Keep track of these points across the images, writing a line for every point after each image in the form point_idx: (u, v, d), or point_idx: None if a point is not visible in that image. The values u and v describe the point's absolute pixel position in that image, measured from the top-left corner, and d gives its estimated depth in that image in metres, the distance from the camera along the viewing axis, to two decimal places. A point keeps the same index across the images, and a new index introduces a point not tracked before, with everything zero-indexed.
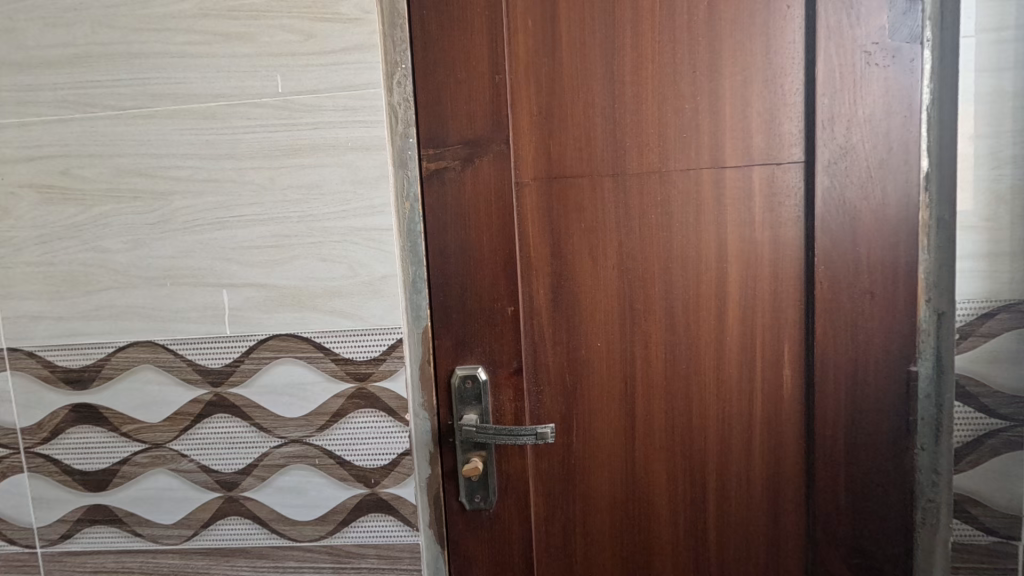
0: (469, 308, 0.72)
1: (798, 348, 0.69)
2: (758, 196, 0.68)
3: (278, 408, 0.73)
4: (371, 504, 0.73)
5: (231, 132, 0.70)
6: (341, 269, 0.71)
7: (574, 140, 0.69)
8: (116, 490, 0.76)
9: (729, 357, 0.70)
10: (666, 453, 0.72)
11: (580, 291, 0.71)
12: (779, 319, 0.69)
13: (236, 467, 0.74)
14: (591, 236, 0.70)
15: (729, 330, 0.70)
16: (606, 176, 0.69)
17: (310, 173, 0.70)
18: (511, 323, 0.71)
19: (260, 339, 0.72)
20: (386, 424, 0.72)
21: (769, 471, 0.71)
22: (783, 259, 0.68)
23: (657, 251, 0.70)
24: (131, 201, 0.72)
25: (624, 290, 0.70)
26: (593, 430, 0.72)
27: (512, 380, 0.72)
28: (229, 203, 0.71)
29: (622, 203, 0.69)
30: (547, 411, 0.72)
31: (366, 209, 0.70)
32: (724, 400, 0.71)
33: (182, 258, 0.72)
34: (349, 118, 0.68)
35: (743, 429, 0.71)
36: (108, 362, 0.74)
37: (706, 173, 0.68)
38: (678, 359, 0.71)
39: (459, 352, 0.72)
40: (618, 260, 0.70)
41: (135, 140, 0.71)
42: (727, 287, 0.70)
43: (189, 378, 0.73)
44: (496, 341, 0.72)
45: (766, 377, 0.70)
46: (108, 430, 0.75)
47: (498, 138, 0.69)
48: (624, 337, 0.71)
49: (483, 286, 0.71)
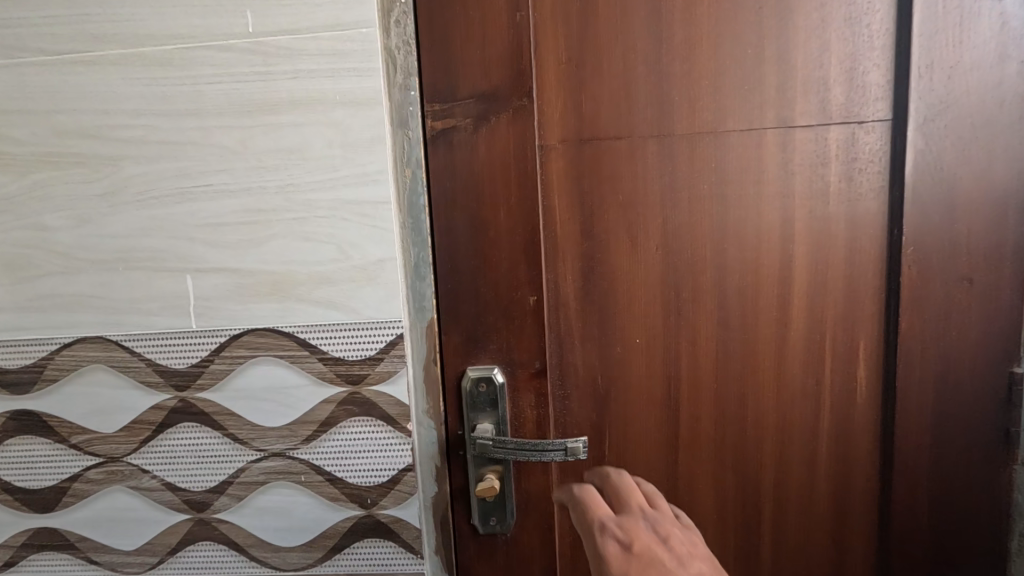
0: (482, 298, 0.60)
1: (877, 345, 0.58)
2: (834, 163, 0.56)
3: (255, 417, 0.61)
4: (366, 528, 0.62)
5: (192, 83, 0.57)
6: (328, 251, 0.59)
7: (611, 94, 0.57)
8: (66, 511, 0.64)
9: (792, 355, 0.59)
10: (714, 469, 0.61)
11: (615, 277, 0.59)
12: (855, 310, 0.58)
13: (207, 485, 0.63)
14: (630, 211, 0.58)
15: (794, 324, 0.58)
16: (650, 137, 0.57)
17: (290, 133, 0.58)
18: (532, 316, 0.60)
19: (232, 335, 0.61)
20: (384, 435, 0.61)
21: (836, 489, 0.60)
22: (863, 239, 0.57)
23: (710, 229, 0.58)
24: (72, 168, 0.59)
25: (668, 276, 0.59)
26: (628, 441, 0.61)
27: (534, 383, 0.61)
28: (191, 170, 0.59)
29: (668, 172, 0.57)
30: (574, 419, 0.61)
31: (358, 178, 0.58)
32: (785, 406, 0.60)
33: (137, 237, 0.60)
34: (337, 65, 0.56)
35: (807, 441, 0.60)
36: (52, 362, 0.62)
37: (770, 134, 0.56)
38: (732, 358, 0.59)
39: (471, 350, 0.61)
40: (661, 239, 0.58)
41: (75, 93, 0.58)
42: (793, 273, 0.58)
43: (148, 380, 0.62)
44: (514, 337, 0.60)
45: (836, 380, 0.59)
46: (54, 441, 0.63)
47: (518, 90, 0.57)
48: (668, 333, 0.59)
49: (499, 271, 0.59)
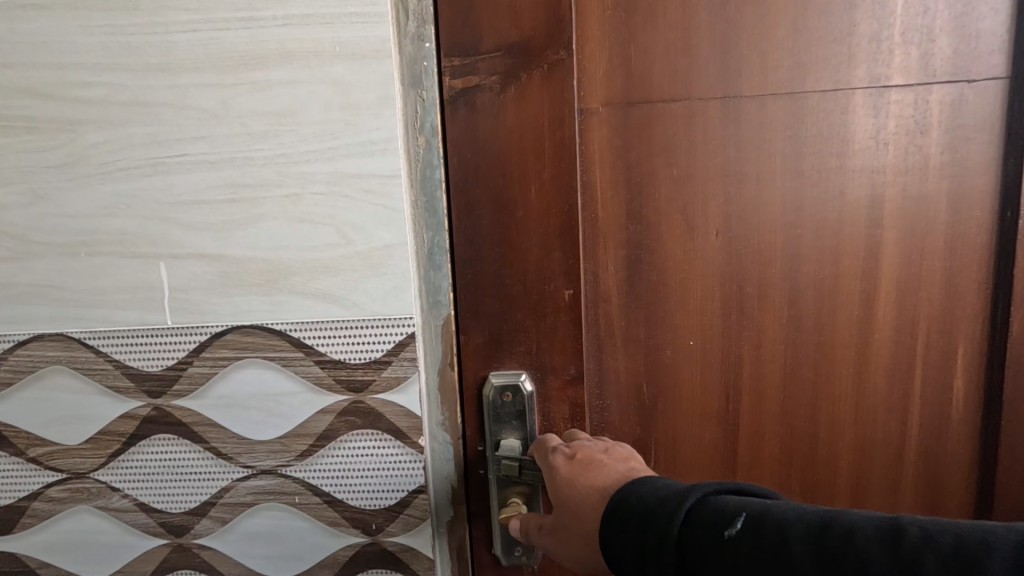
0: (508, 292, 0.51)
1: (980, 353, 0.49)
2: (935, 131, 0.47)
3: (242, 429, 0.53)
4: (371, 557, 0.54)
5: (163, 31, 0.48)
6: (327, 235, 0.50)
7: (666, 46, 0.47)
8: (26, 534, 0.56)
9: (875, 364, 0.50)
10: (779, 492, 0.53)
11: (666, 269, 0.50)
12: (956, 310, 0.49)
13: (186, 506, 0.54)
14: (687, 190, 0.49)
15: (880, 325, 0.49)
16: (712, 101, 0.48)
17: (281, 92, 0.48)
18: (567, 313, 0.51)
19: (214, 334, 0.52)
20: (392, 451, 0.52)
21: (925, 518, 0.52)
22: (968, 225, 0.47)
23: (782, 213, 0.49)
24: (25, 135, 0.50)
25: (730, 268, 0.50)
26: (678, 459, 0.53)
27: (568, 392, 0.52)
28: (164, 137, 0.49)
29: (734, 143, 0.48)
30: (614, 434, 0.53)
31: (362, 148, 0.48)
32: (865, 422, 0.51)
33: (101, 216, 0.51)
34: (338, 10, 0.46)
35: (891, 463, 0.51)
36: (6, 362, 0.53)
37: (859, 96, 0.47)
38: (803, 365, 0.51)
39: (494, 354, 0.52)
40: (721, 222, 0.49)
41: (25, 44, 0.49)
42: (880, 266, 0.49)
43: (117, 385, 0.53)
44: (546, 339, 0.51)
45: (928, 392, 0.50)
46: (10, 454, 0.55)
47: (554, 41, 0.47)
48: (727, 334, 0.51)
49: (528, 261, 0.50)
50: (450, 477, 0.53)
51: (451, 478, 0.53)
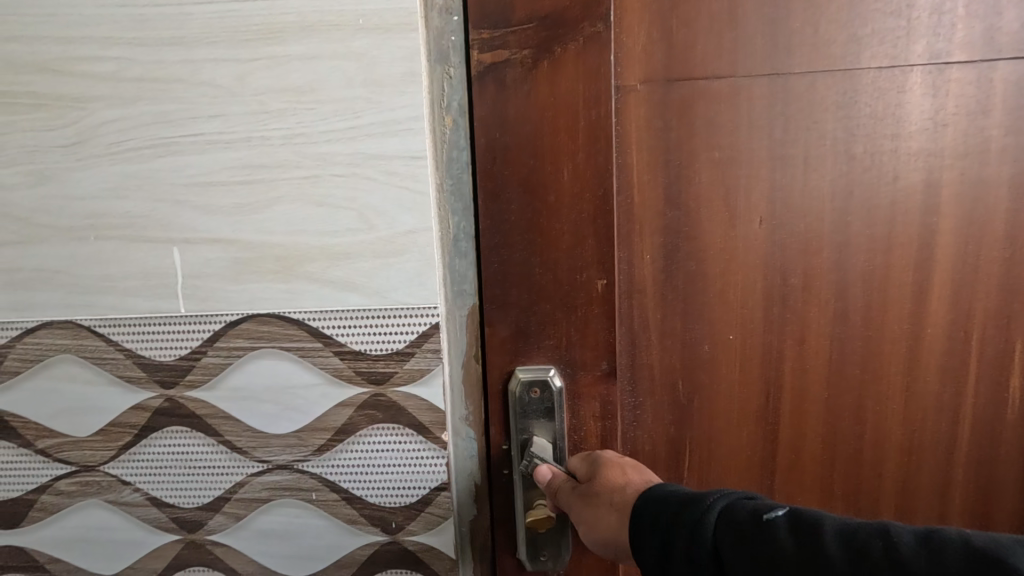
0: (536, 282, 0.48)
1: None
2: (994, 113, 0.46)
3: (257, 422, 0.50)
4: (390, 557, 0.52)
5: (175, 2, 0.45)
6: (347, 219, 0.47)
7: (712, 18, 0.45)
8: (35, 528, 0.54)
9: (927, 358, 0.49)
10: (823, 490, 0.52)
11: (707, 258, 0.48)
12: (1013, 301, 0.48)
13: (200, 501, 0.52)
14: (731, 173, 0.47)
15: (932, 320, 0.49)
16: (759, 78, 0.45)
17: (299, 68, 0.45)
18: (600, 305, 0.48)
19: (229, 323, 0.49)
20: (414, 446, 0.50)
21: (974, 514, 0.52)
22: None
23: (830, 199, 0.47)
24: (31, 112, 0.48)
25: (777, 260, 0.48)
26: (716, 458, 0.51)
27: (598, 388, 0.50)
28: (177, 115, 0.47)
29: (784, 123, 0.46)
30: (648, 431, 0.51)
31: (385, 127, 0.46)
32: (913, 418, 0.50)
33: (111, 198, 0.49)
34: None
35: (940, 460, 0.51)
36: (13, 351, 0.51)
37: (917, 76, 0.45)
38: (850, 361, 0.49)
39: (522, 347, 0.49)
40: (765, 209, 0.47)
41: (31, 16, 0.46)
42: (935, 262, 0.48)
43: (128, 375, 0.51)
44: (578, 333, 0.49)
45: (979, 390, 0.50)
46: (19, 446, 0.53)
47: (592, 12, 0.44)
48: (771, 328, 0.49)
49: (561, 249, 0.47)
50: (472, 472, 0.51)
51: (474, 473, 0.51)
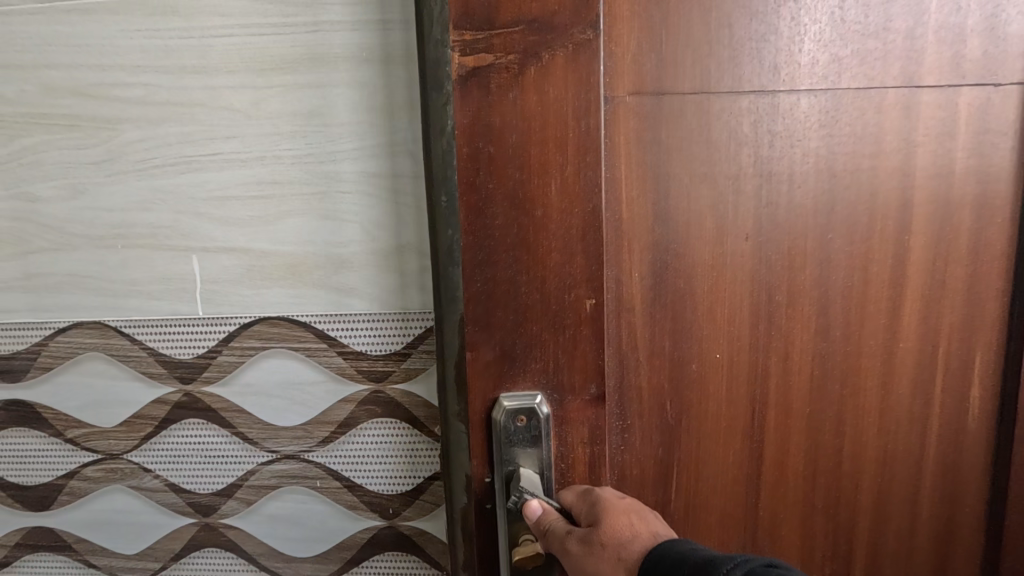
0: (523, 305, 0.47)
1: (996, 359, 0.54)
2: (959, 135, 0.50)
3: (267, 415, 0.55)
4: (388, 540, 0.56)
5: (197, 35, 0.50)
6: (351, 232, 0.52)
7: (699, 40, 0.48)
8: (63, 511, 0.59)
9: (902, 370, 0.53)
10: (805, 496, 0.56)
11: (695, 277, 0.51)
12: (977, 317, 0.53)
13: (214, 488, 0.57)
14: (718, 193, 0.50)
15: (905, 337, 0.53)
16: (745, 94, 0.49)
17: (309, 94, 0.50)
18: (588, 325, 0.48)
19: (242, 324, 0.54)
20: (410, 439, 0.54)
21: (941, 513, 0.56)
22: (986, 237, 0.51)
23: (817, 220, 0.51)
24: (66, 132, 0.53)
25: (763, 279, 0.52)
26: (705, 467, 0.54)
27: (586, 412, 0.49)
28: (197, 136, 0.52)
29: (769, 141, 0.50)
30: (637, 451, 0.54)
31: (387, 148, 0.50)
32: (889, 428, 0.54)
33: (137, 210, 0.53)
34: (367, 16, 0.49)
35: (910, 466, 0.55)
36: (46, 348, 0.56)
37: (894, 95, 0.49)
38: (831, 376, 0.53)
39: (507, 370, 0.48)
40: (754, 227, 0.51)
41: (67, 46, 0.51)
42: (907, 286, 0.52)
43: (150, 371, 0.56)
44: (565, 356, 0.48)
45: (947, 403, 0.54)
46: (50, 435, 0.58)
47: (581, 19, 0.44)
48: (755, 341, 0.53)
49: (550, 269, 0.47)
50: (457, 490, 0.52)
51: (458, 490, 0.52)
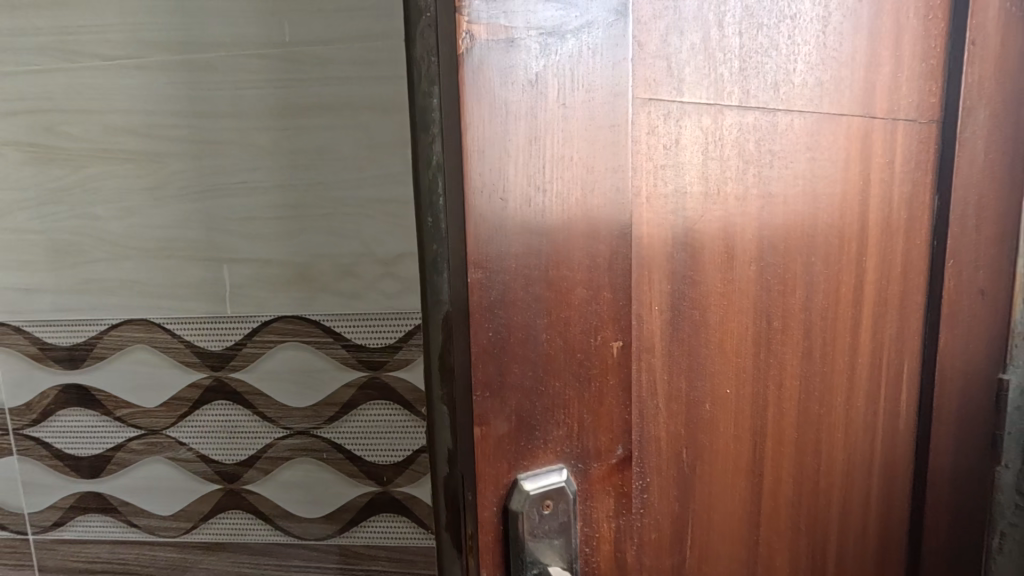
0: (546, 352, 0.30)
1: (916, 367, 0.50)
2: (899, 166, 0.44)
3: (283, 397, 0.67)
4: (383, 503, 0.67)
5: (231, 87, 0.62)
6: (353, 246, 0.63)
7: (712, 42, 0.33)
8: (111, 479, 0.70)
9: (859, 379, 0.46)
10: (790, 538, 0.46)
11: (708, 311, 0.37)
12: (907, 309, 0.48)
13: (238, 458, 0.68)
14: (727, 214, 0.36)
15: (862, 352, 0.46)
16: (752, 111, 0.36)
17: (321, 134, 0.62)
18: (616, 376, 0.33)
19: (264, 322, 0.66)
20: (401, 418, 0.66)
21: (883, 527, 0.52)
22: (913, 253, 0.47)
23: (801, 245, 0.40)
24: (121, 163, 0.65)
25: (763, 305, 0.39)
26: (712, 528, 0.40)
27: (612, 482, 0.34)
28: (228, 167, 0.64)
29: (771, 161, 0.37)
30: (654, 515, 0.37)
31: (383, 177, 0.62)
32: (850, 444, 0.47)
33: (178, 227, 0.65)
34: (368, 73, 0.61)
35: (864, 483, 0.49)
36: (101, 341, 0.68)
37: (855, 125, 0.41)
38: (813, 399, 0.44)
39: (524, 446, 0.31)
40: (758, 249, 0.38)
41: (126, 95, 0.63)
42: (866, 290, 0.44)
43: (186, 360, 0.67)
44: (592, 408, 0.32)
45: (887, 405, 0.49)
46: (101, 414, 0.69)
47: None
48: (759, 382, 0.40)
49: (575, 305, 0.31)
50: None
51: None
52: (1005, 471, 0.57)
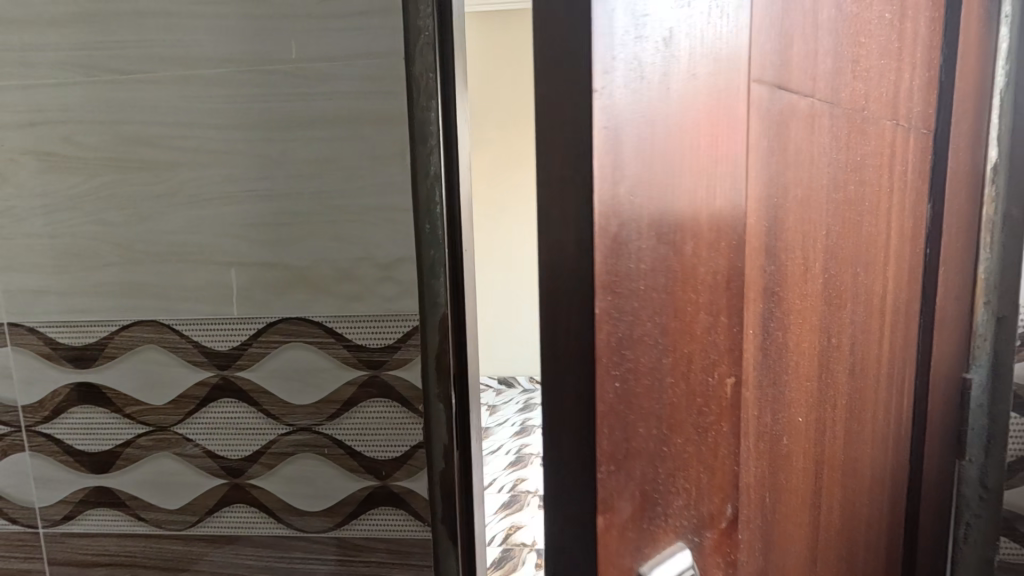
0: (666, 409, 0.32)
1: (922, 384, 0.56)
2: (913, 184, 0.50)
3: (286, 395, 0.70)
4: (381, 497, 0.70)
5: (239, 100, 0.66)
6: (355, 251, 0.67)
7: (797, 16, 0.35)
8: (119, 474, 0.73)
9: (881, 401, 0.52)
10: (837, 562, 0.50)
11: (788, 345, 0.40)
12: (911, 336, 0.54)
13: (242, 453, 0.71)
14: (809, 207, 0.39)
15: (886, 374, 0.52)
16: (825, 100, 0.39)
17: (325, 145, 0.66)
18: (727, 424, 0.35)
19: (268, 323, 0.69)
20: (399, 415, 0.69)
21: (894, 534, 0.58)
22: (918, 270, 0.53)
23: (848, 282, 0.45)
24: (134, 172, 0.68)
25: (823, 334, 0.44)
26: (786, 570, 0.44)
27: (722, 549, 0.36)
28: (236, 176, 0.67)
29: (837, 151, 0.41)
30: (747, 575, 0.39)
31: (383, 187, 0.66)
32: (874, 462, 0.52)
33: (187, 233, 0.68)
34: (370, 88, 0.64)
35: (883, 498, 0.55)
36: (111, 340, 0.71)
37: (889, 126, 0.46)
38: (852, 420, 0.49)
39: (649, 514, 0.32)
40: (819, 272, 0.42)
41: (139, 107, 0.67)
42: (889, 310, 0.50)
43: (194, 359, 0.70)
44: (704, 465, 0.34)
45: (899, 420, 0.55)
46: (111, 411, 0.72)
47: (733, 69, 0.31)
48: (821, 400, 0.45)
49: (694, 348, 0.32)
50: None
51: None
52: (969, 465, 0.60)
